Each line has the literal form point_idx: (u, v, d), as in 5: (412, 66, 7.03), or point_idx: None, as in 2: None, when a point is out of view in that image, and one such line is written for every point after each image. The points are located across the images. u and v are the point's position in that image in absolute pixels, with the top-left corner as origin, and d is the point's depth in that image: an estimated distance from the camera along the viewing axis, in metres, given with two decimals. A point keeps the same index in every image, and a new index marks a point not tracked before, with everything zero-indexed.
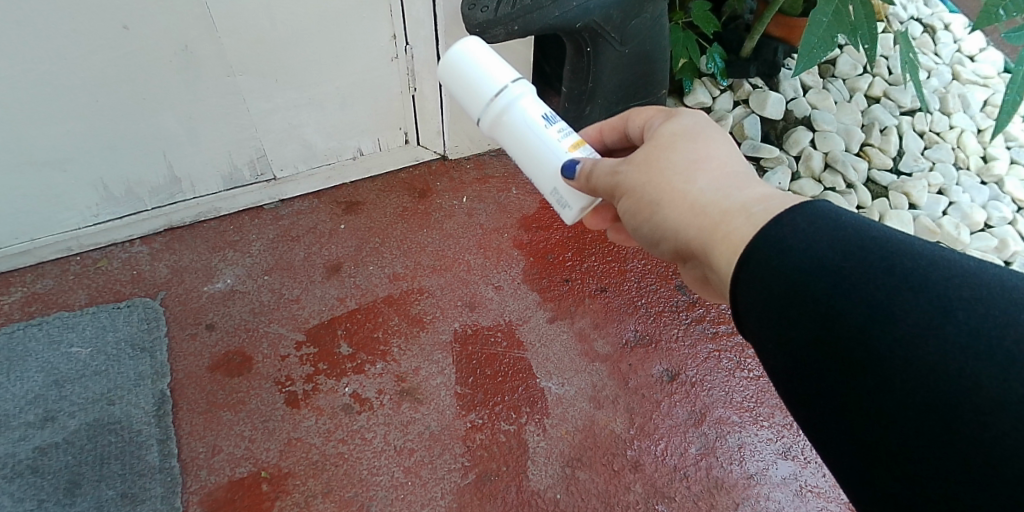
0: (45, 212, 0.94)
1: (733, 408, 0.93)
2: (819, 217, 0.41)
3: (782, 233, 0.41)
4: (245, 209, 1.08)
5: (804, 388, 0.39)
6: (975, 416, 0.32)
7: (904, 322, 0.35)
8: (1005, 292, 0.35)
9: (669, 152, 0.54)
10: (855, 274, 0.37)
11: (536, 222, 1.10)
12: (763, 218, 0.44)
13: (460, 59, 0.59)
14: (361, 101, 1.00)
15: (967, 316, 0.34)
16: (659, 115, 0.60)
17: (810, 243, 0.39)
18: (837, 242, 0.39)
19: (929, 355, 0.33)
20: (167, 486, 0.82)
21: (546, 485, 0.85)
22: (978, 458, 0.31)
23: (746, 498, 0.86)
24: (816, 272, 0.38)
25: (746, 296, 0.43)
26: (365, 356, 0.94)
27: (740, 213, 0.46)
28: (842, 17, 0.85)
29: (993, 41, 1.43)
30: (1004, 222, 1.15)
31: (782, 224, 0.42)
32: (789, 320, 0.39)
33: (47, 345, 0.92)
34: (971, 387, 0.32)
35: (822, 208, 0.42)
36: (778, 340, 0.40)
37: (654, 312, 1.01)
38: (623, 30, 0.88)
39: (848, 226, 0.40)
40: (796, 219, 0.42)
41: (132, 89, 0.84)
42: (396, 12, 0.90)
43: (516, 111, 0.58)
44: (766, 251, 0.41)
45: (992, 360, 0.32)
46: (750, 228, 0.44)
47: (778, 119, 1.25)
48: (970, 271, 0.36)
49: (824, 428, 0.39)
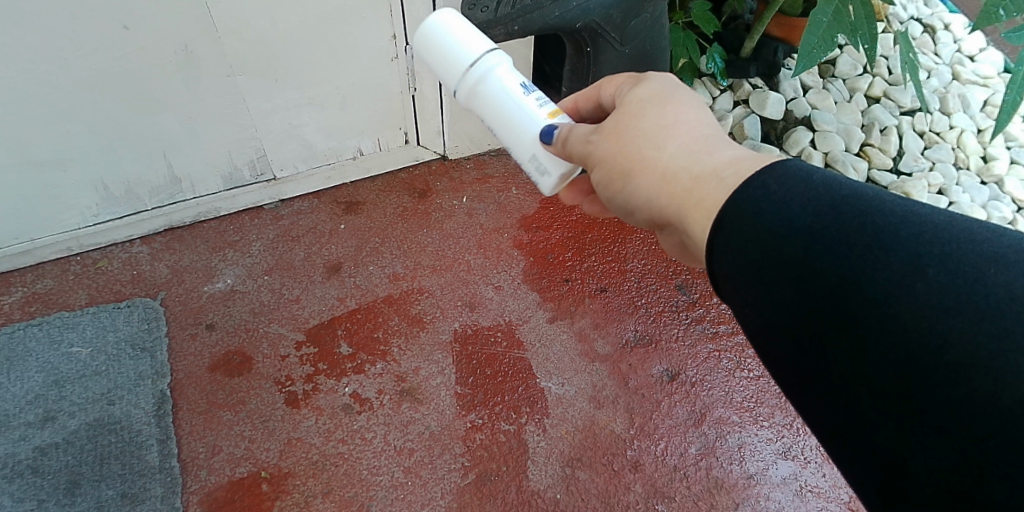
0: (44, 212, 0.94)
1: (733, 407, 0.93)
2: (794, 179, 0.41)
3: (757, 195, 0.41)
4: (244, 209, 1.08)
5: (777, 345, 0.40)
6: (944, 370, 0.33)
7: (878, 280, 0.35)
8: (976, 247, 0.35)
9: (639, 118, 0.54)
10: (828, 234, 0.37)
11: (536, 222, 1.10)
12: (732, 183, 0.44)
13: (436, 30, 0.62)
14: (361, 101, 1.00)
15: (938, 273, 0.34)
16: (628, 81, 0.61)
17: (785, 204, 0.40)
18: (811, 203, 0.39)
19: (903, 311, 0.34)
20: (167, 486, 0.82)
21: (546, 485, 0.85)
22: (948, 413, 0.32)
23: (746, 498, 0.85)
24: (791, 233, 0.38)
25: (722, 261, 0.43)
26: (365, 356, 0.94)
27: (710, 178, 0.46)
28: (842, 17, 0.85)
29: (993, 41, 1.43)
30: (1004, 222, 1.16)
31: (754, 187, 0.42)
32: (764, 282, 0.39)
33: (47, 344, 0.92)
34: (940, 344, 0.33)
35: (795, 167, 0.42)
36: (754, 302, 0.41)
37: (654, 312, 1.01)
38: (622, 30, 0.88)
39: (822, 187, 0.40)
40: (770, 180, 0.41)
41: (132, 89, 0.84)
42: (396, 12, 0.90)
43: (492, 81, 0.61)
44: (741, 213, 0.41)
45: (963, 316, 0.33)
46: (721, 194, 0.44)
47: (778, 119, 1.25)
48: (941, 226, 0.36)
49: (800, 386, 0.39)
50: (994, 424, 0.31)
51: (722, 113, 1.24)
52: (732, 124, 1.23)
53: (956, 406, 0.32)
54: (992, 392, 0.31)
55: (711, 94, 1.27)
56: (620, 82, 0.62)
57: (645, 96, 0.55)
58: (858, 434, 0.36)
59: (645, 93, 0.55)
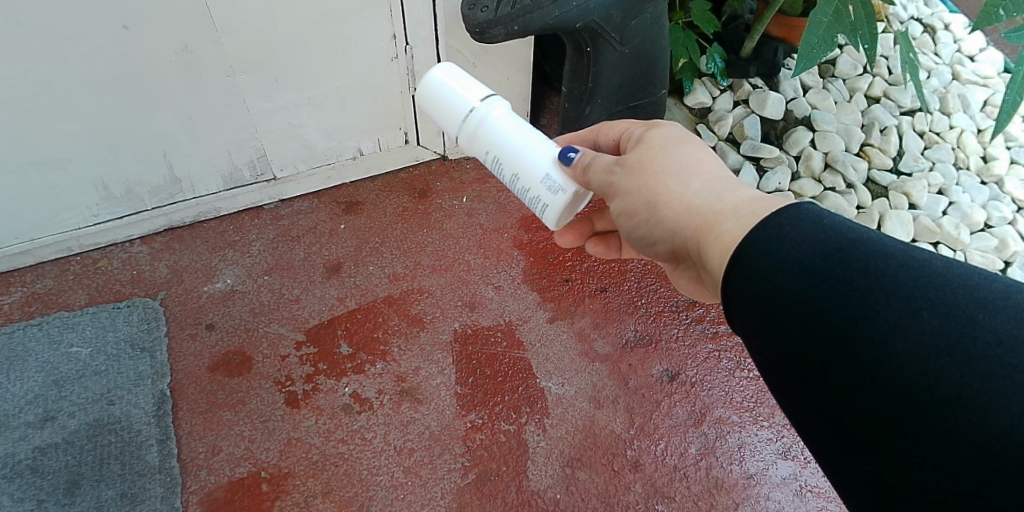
0: (44, 212, 0.94)
1: (733, 408, 0.93)
2: (806, 220, 0.41)
3: (770, 236, 0.42)
4: (245, 209, 1.08)
5: (783, 376, 0.41)
6: (932, 407, 0.33)
7: (877, 320, 0.35)
8: (968, 292, 0.36)
9: (665, 152, 0.56)
10: (833, 277, 0.38)
11: (536, 222, 1.10)
12: (751, 218, 0.45)
13: (439, 86, 0.63)
14: (361, 100, 1.00)
15: (931, 316, 0.35)
16: (639, 125, 0.64)
17: (797, 244, 0.40)
18: (819, 244, 0.39)
19: (898, 352, 0.34)
20: (167, 486, 0.82)
21: (546, 485, 0.85)
22: (936, 450, 0.32)
23: (746, 498, 0.85)
24: (796, 272, 0.39)
25: (736, 291, 0.43)
26: (366, 356, 0.94)
27: (731, 214, 0.48)
28: (842, 17, 0.85)
29: (992, 41, 1.43)
30: (1004, 222, 1.15)
31: (769, 227, 0.42)
32: (774, 317, 0.40)
33: (47, 345, 0.92)
34: (930, 381, 0.33)
35: (806, 210, 0.42)
36: (762, 334, 0.41)
37: (654, 312, 1.01)
38: (623, 30, 0.88)
39: (830, 230, 0.40)
40: (784, 222, 0.42)
41: (133, 89, 0.84)
42: (396, 12, 0.90)
43: (509, 111, 0.63)
44: (755, 249, 0.42)
45: (952, 358, 0.33)
46: (739, 228, 0.46)
47: (778, 119, 1.25)
48: (937, 271, 0.37)
49: (803, 416, 0.40)
50: (979, 460, 0.31)
51: (722, 113, 1.24)
52: (732, 124, 1.23)
53: (942, 441, 0.32)
54: (976, 430, 0.32)
55: (711, 94, 1.27)
56: (628, 127, 0.65)
57: (665, 135, 0.58)
58: (856, 468, 0.36)
59: (663, 135, 0.58)
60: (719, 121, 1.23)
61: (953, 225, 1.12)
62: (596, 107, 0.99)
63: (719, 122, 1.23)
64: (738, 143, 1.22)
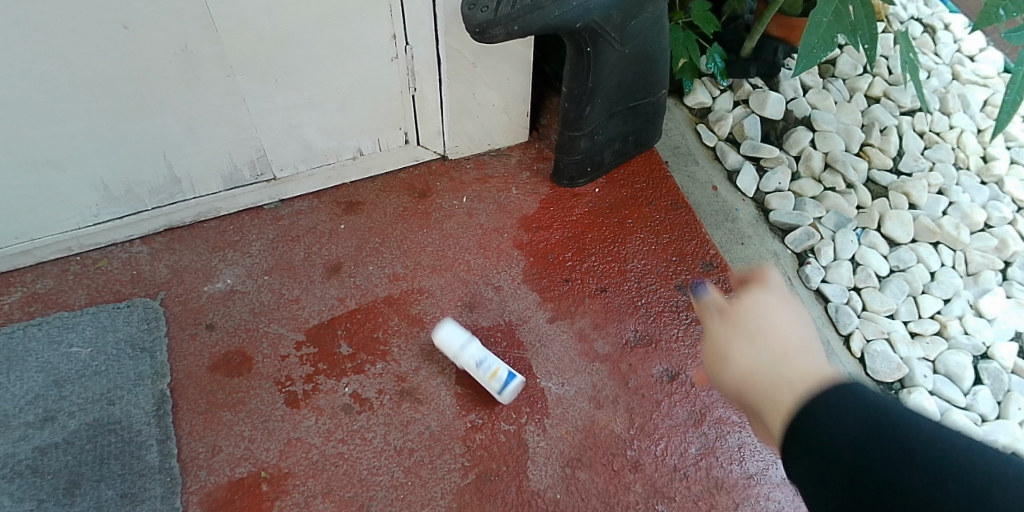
0: (44, 212, 0.94)
1: (733, 408, 0.92)
2: (846, 404, 0.42)
3: (807, 422, 0.42)
4: (244, 209, 1.08)
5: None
6: None
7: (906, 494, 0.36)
8: (1002, 465, 0.34)
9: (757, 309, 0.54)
10: (860, 457, 0.39)
11: (536, 222, 1.10)
12: (805, 395, 0.44)
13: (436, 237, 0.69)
14: (361, 100, 1.00)
15: (957, 491, 0.34)
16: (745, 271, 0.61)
17: (831, 434, 0.41)
18: (856, 427, 0.40)
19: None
20: (167, 486, 0.82)
21: (546, 485, 0.85)
22: None
23: (746, 498, 0.85)
24: (835, 447, 0.40)
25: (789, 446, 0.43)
26: (366, 356, 0.94)
27: (791, 388, 0.46)
28: (842, 18, 0.85)
29: (993, 41, 1.43)
30: (1004, 222, 1.15)
31: (808, 421, 0.42)
32: (818, 472, 0.40)
33: (47, 345, 0.92)
34: None
35: (848, 394, 0.42)
36: (807, 481, 0.42)
37: (653, 312, 1.01)
38: (623, 30, 0.90)
39: (870, 409, 0.40)
40: (829, 403, 0.42)
41: (134, 89, 0.84)
42: (396, 12, 0.90)
43: None
44: (806, 450, 0.42)
45: None
46: (794, 402, 0.45)
47: (778, 119, 1.25)
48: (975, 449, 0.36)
49: None
50: None
51: (722, 113, 1.24)
52: (732, 124, 1.23)
53: None
54: None
55: (711, 94, 1.27)
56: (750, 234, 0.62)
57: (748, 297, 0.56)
58: None
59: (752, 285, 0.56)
60: (719, 121, 1.23)
61: (953, 225, 1.12)
62: (595, 107, 1.00)
63: (719, 122, 1.23)
64: (738, 143, 1.22)
